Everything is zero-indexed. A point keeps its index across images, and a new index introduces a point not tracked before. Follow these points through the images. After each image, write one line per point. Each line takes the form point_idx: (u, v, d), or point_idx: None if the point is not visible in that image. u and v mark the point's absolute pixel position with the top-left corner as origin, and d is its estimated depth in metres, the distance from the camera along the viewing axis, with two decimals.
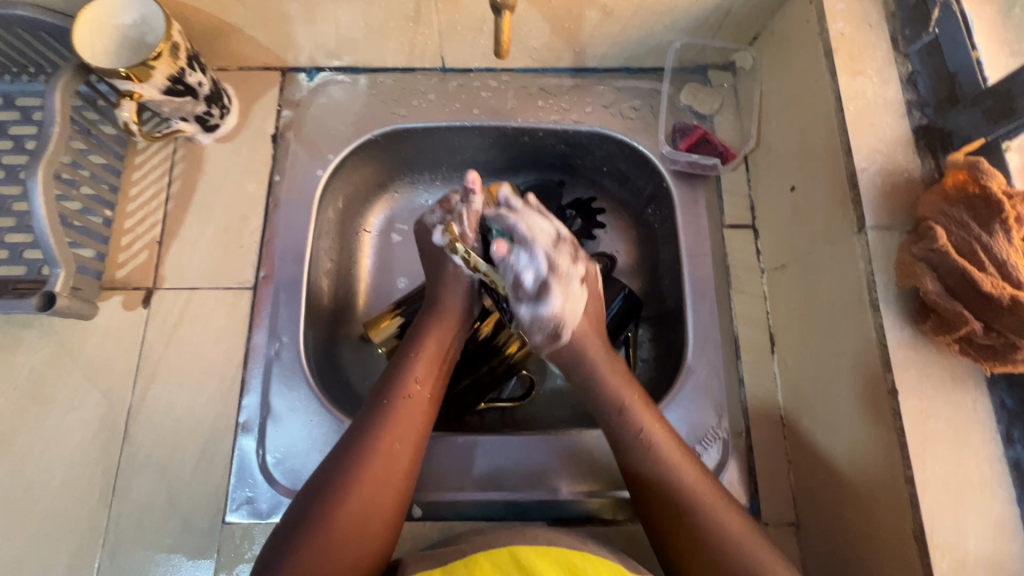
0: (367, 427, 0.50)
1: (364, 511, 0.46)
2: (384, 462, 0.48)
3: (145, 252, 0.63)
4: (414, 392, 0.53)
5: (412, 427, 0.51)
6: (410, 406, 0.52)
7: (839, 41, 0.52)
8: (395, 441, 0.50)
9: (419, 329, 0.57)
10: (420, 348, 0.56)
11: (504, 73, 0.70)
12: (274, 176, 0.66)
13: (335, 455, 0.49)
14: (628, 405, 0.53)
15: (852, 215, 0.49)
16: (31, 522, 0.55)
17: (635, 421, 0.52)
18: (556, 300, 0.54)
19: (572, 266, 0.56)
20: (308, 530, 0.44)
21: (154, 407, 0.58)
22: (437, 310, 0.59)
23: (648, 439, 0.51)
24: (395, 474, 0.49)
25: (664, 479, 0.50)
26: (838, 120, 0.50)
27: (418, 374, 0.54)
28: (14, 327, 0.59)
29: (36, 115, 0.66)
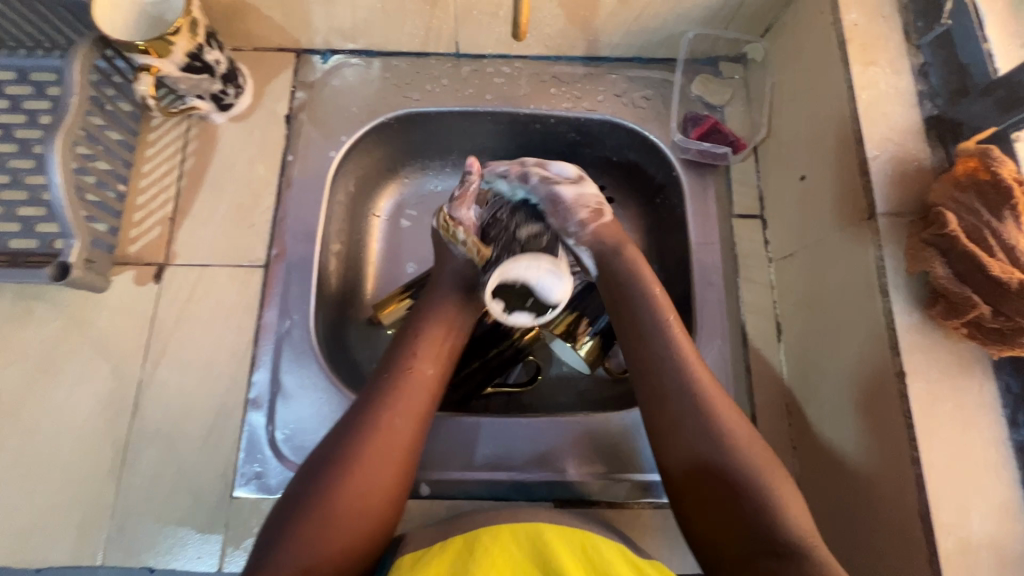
0: (370, 404, 0.50)
1: (364, 485, 0.46)
2: (384, 438, 0.48)
3: (157, 228, 0.63)
4: (417, 369, 0.53)
5: (414, 403, 0.51)
6: (413, 382, 0.52)
7: (852, 31, 0.53)
8: (398, 417, 0.49)
9: (425, 310, 0.58)
10: (425, 328, 0.56)
11: (517, 60, 0.70)
12: (287, 157, 0.66)
13: (338, 433, 0.48)
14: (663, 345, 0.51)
15: (862, 202, 0.49)
16: (39, 492, 0.55)
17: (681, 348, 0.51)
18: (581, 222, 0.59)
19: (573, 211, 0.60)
20: (308, 505, 0.44)
21: (165, 381, 0.58)
22: (442, 292, 0.59)
23: (701, 394, 0.48)
24: (397, 450, 0.48)
25: (706, 432, 0.47)
26: (850, 109, 0.51)
27: (423, 353, 0.54)
28: (25, 300, 0.59)
29: (50, 90, 0.66)
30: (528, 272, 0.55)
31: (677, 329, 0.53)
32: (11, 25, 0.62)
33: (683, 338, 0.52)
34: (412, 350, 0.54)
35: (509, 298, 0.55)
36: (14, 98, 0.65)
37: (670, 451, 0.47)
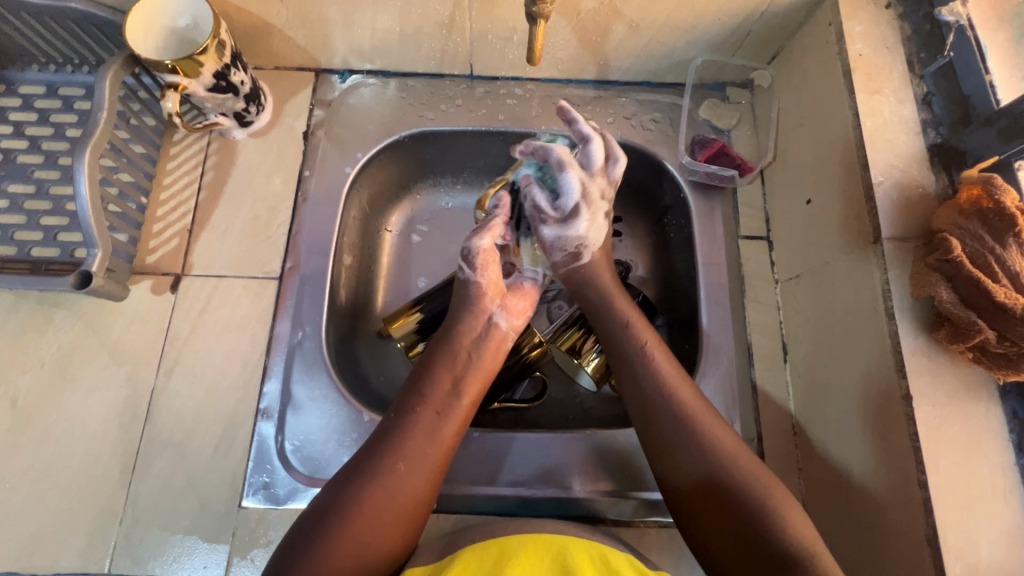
0: (381, 450, 0.50)
1: (368, 535, 0.46)
2: (390, 485, 0.48)
3: (175, 239, 0.64)
4: (427, 414, 0.53)
5: (425, 454, 0.51)
6: (428, 434, 0.52)
7: (857, 61, 0.54)
8: (409, 471, 0.49)
9: (441, 353, 0.57)
10: (446, 373, 0.55)
11: (529, 83, 0.72)
12: (304, 172, 0.68)
13: (346, 477, 0.49)
14: (660, 371, 0.54)
15: (868, 227, 0.50)
16: (51, 497, 0.55)
17: (653, 362, 0.54)
18: (583, 222, 0.62)
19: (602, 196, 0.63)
20: (314, 547, 0.44)
21: (177, 390, 0.59)
22: (463, 336, 0.58)
23: (687, 413, 0.51)
24: (402, 499, 0.48)
25: (704, 454, 0.49)
26: (856, 136, 0.52)
27: (438, 401, 0.54)
28: (44, 307, 0.61)
29: (78, 104, 0.68)
30: (603, 207, 0.63)
31: (658, 349, 0.56)
32: (43, 42, 0.64)
33: (665, 363, 0.55)
34: (426, 398, 0.54)
35: (590, 230, 0.62)
36: (43, 112, 0.68)
37: (665, 436, 0.51)
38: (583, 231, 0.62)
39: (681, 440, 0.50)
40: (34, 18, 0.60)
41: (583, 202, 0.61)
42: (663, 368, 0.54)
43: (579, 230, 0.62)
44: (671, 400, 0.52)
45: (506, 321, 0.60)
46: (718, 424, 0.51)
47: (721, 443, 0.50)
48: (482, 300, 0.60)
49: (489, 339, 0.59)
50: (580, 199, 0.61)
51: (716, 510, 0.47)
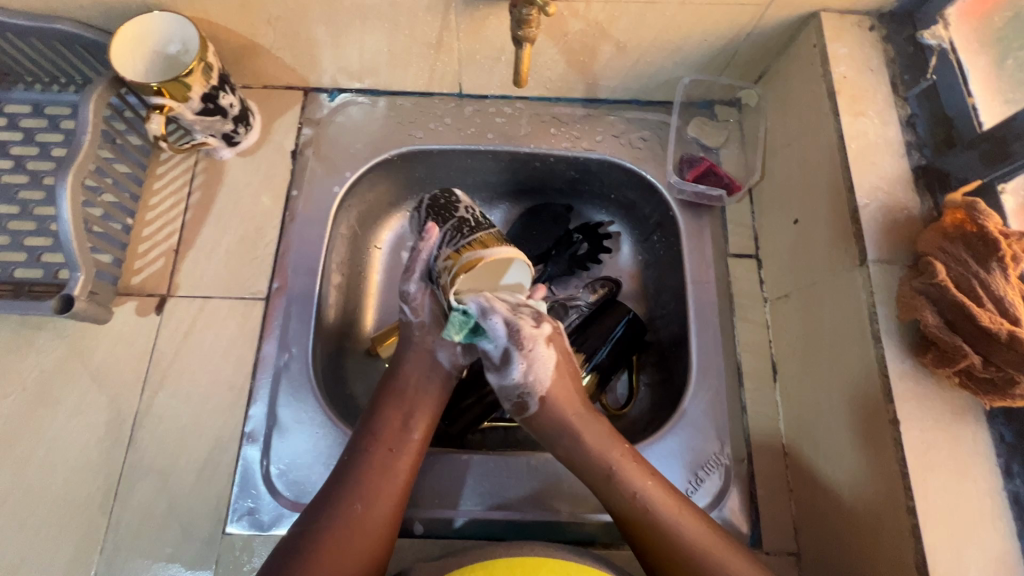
0: (337, 490, 0.51)
1: None
2: (348, 527, 0.49)
3: (161, 259, 0.64)
4: (382, 454, 0.53)
5: (380, 490, 0.52)
6: (370, 500, 0.51)
7: (841, 83, 0.55)
8: (346, 533, 0.49)
9: (389, 391, 0.58)
10: (373, 437, 0.54)
11: (519, 101, 0.72)
12: (292, 191, 0.67)
13: (306, 522, 0.50)
14: (615, 466, 0.53)
15: (853, 249, 0.50)
16: (29, 525, 0.54)
17: (589, 442, 0.54)
18: (520, 366, 0.55)
19: (533, 329, 0.55)
20: None
21: (161, 412, 0.58)
22: (404, 382, 0.58)
23: (640, 492, 0.51)
24: (362, 536, 0.49)
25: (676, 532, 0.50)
26: (841, 157, 0.53)
27: (375, 467, 0.52)
28: (26, 329, 0.60)
29: (64, 123, 0.68)
30: (539, 339, 0.55)
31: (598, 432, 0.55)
32: (29, 61, 0.64)
33: (618, 451, 0.54)
34: (354, 460, 0.53)
35: (529, 372, 0.55)
36: (28, 131, 0.67)
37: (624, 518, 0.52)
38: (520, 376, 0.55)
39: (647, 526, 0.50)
40: (18, 39, 0.60)
41: (513, 348, 0.54)
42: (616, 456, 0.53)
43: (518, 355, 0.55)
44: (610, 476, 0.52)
45: (450, 360, 0.60)
46: (672, 498, 0.52)
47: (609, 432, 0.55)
48: (424, 341, 0.59)
49: (430, 371, 0.59)
50: (509, 345, 0.54)
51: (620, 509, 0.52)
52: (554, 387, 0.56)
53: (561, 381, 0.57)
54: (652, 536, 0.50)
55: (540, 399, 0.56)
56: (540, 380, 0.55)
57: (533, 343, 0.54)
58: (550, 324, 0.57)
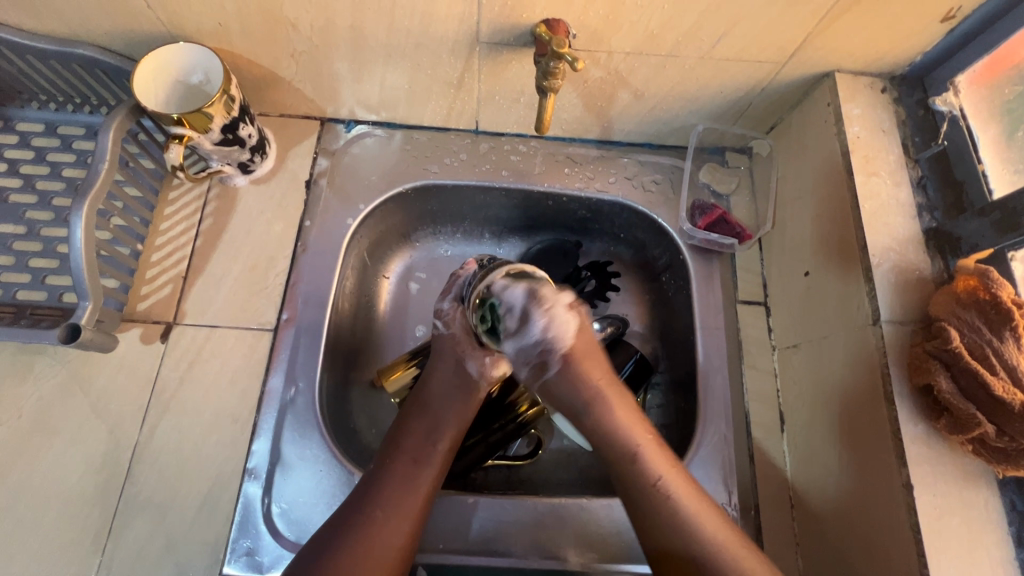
0: (359, 500, 0.50)
1: None
2: (369, 535, 0.48)
3: (169, 286, 0.63)
4: (404, 462, 0.53)
5: (403, 501, 0.50)
6: (389, 514, 0.49)
7: (855, 143, 0.56)
8: (365, 542, 0.47)
9: (414, 405, 0.58)
10: (399, 448, 0.54)
11: (534, 140, 0.73)
12: (304, 221, 0.67)
13: (329, 527, 0.49)
14: (641, 453, 0.52)
15: (866, 307, 0.51)
16: (18, 560, 0.52)
17: (618, 426, 0.54)
18: (539, 326, 0.53)
19: (553, 292, 0.54)
20: None
21: (162, 444, 0.57)
22: (429, 394, 0.58)
23: (666, 484, 0.50)
24: (382, 547, 0.48)
25: (694, 527, 0.48)
26: (855, 216, 0.54)
27: (395, 477, 0.52)
28: (26, 354, 0.58)
29: (77, 143, 0.68)
30: (561, 302, 0.55)
31: (629, 417, 0.54)
32: (46, 82, 0.64)
33: (647, 440, 0.53)
34: (381, 468, 0.53)
35: (548, 330, 0.54)
36: (40, 150, 0.67)
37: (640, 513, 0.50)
38: (537, 338, 0.54)
39: (663, 519, 0.49)
40: (37, 61, 0.60)
41: (532, 306, 0.53)
42: (644, 444, 0.53)
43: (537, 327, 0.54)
44: (635, 460, 0.52)
45: (477, 368, 0.59)
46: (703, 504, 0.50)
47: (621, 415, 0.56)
48: (454, 350, 0.59)
49: (459, 379, 0.59)
50: (528, 305, 0.53)
51: (630, 482, 0.51)
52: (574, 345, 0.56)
53: (590, 366, 0.56)
54: (673, 536, 0.48)
55: (556, 362, 0.55)
56: (557, 341, 0.55)
57: (555, 311, 0.54)
58: (575, 296, 0.57)
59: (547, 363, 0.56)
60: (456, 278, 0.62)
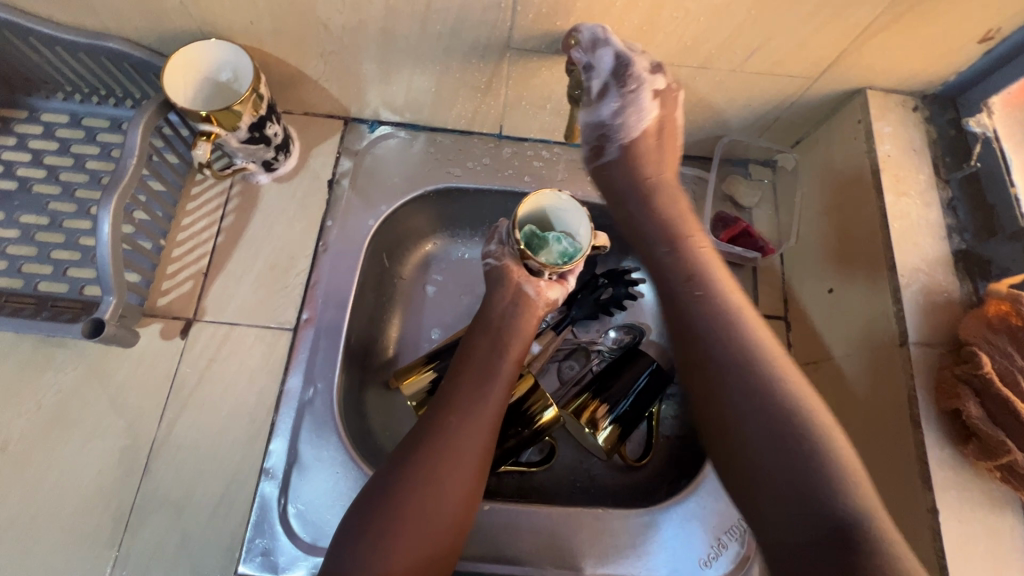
0: (434, 410, 0.53)
1: (433, 493, 0.48)
2: (447, 440, 0.50)
3: (189, 282, 0.63)
4: (475, 371, 0.55)
5: (475, 409, 0.52)
6: (466, 433, 0.51)
7: (885, 161, 0.56)
8: (446, 446, 0.50)
9: (478, 321, 0.60)
10: (467, 360, 0.56)
11: (557, 146, 0.73)
12: (326, 221, 0.67)
13: (412, 435, 0.51)
14: (742, 324, 0.50)
15: (894, 328, 0.51)
16: (35, 552, 0.52)
17: (697, 264, 0.54)
18: (614, 103, 0.56)
19: (647, 72, 0.54)
20: (383, 509, 0.47)
21: (179, 440, 0.57)
22: (494, 308, 0.59)
23: (755, 346, 0.48)
24: (462, 452, 0.50)
25: (754, 371, 0.47)
26: (884, 235, 0.53)
27: (467, 393, 0.53)
28: (46, 346, 0.58)
29: (101, 136, 0.67)
30: (649, 84, 0.55)
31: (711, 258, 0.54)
32: (74, 74, 0.64)
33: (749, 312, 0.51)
34: (453, 380, 0.55)
35: (624, 111, 0.57)
36: (64, 141, 0.67)
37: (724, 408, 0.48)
38: (608, 113, 0.58)
39: (747, 417, 0.46)
40: (67, 53, 0.60)
41: (613, 84, 0.55)
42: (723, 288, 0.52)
43: (613, 104, 0.57)
44: (738, 354, 0.48)
45: (535, 288, 0.59)
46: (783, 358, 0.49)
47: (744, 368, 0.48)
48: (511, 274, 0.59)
49: (518, 302, 0.59)
50: (610, 81, 0.54)
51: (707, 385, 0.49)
52: (643, 137, 0.59)
53: (675, 215, 0.58)
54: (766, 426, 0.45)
55: (619, 145, 0.59)
56: (629, 127, 0.58)
57: (640, 87, 0.55)
58: (664, 78, 0.56)
59: (605, 145, 0.60)
60: (496, 228, 0.63)
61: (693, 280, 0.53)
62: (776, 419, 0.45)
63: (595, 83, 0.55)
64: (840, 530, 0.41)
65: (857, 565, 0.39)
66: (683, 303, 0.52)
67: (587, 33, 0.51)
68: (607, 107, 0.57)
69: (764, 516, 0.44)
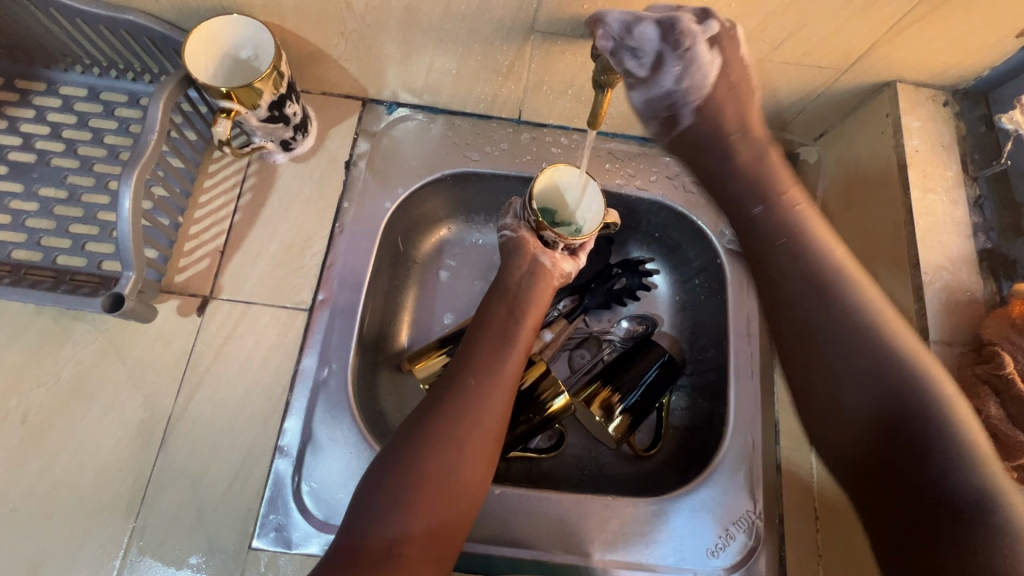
0: (454, 372, 0.53)
1: (452, 451, 0.48)
2: (466, 401, 0.50)
3: (206, 260, 0.63)
4: (495, 340, 0.55)
5: (493, 371, 0.53)
6: (484, 394, 0.51)
7: (913, 157, 0.55)
8: (464, 406, 0.50)
9: (495, 288, 0.59)
10: (486, 327, 0.56)
11: (576, 132, 0.72)
12: (342, 203, 0.67)
13: (431, 396, 0.52)
14: (842, 273, 0.48)
15: (914, 325, 0.50)
16: (55, 520, 0.53)
17: (786, 214, 0.52)
18: (674, 69, 0.50)
19: (697, 25, 0.47)
20: (401, 465, 0.47)
21: (196, 415, 0.58)
22: (512, 275, 0.59)
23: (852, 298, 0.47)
24: (481, 411, 0.50)
25: (851, 322, 0.46)
26: (908, 232, 0.53)
27: (485, 357, 0.54)
28: (65, 320, 0.59)
29: (119, 110, 0.67)
30: (699, 36, 0.47)
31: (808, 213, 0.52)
32: (93, 47, 0.63)
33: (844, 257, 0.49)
34: (474, 345, 0.55)
35: (687, 73, 0.51)
36: (82, 115, 0.66)
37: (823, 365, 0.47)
38: (670, 80, 0.52)
39: (841, 370, 0.46)
40: (86, 25, 0.59)
41: (667, 51, 0.49)
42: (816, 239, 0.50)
43: (673, 68, 0.51)
44: (833, 308, 0.47)
45: (548, 260, 0.60)
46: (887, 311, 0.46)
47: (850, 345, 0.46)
48: (527, 245, 0.59)
49: (534, 270, 0.59)
50: (663, 48, 0.49)
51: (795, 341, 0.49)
52: (715, 89, 0.52)
53: (770, 166, 0.55)
54: (864, 382, 0.44)
55: (693, 111, 0.54)
56: (697, 86, 0.52)
57: (691, 40, 0.48)
58: (717, 22, 0.48)
59: (677, 110, 0.55)
60: (512, 203, 0.64)
61: (796, 255, 0.50)
62: (880, 396, 0.43)
63: (640, 60, 0.50)
64: (957, 508, 0.39)
65: (958, 527, 0.38)
66: (795, 281, 0.49)
67: (616, 23, 0.48)
68: (668, 73, 0.51)
69: (880, 504, 0.43)
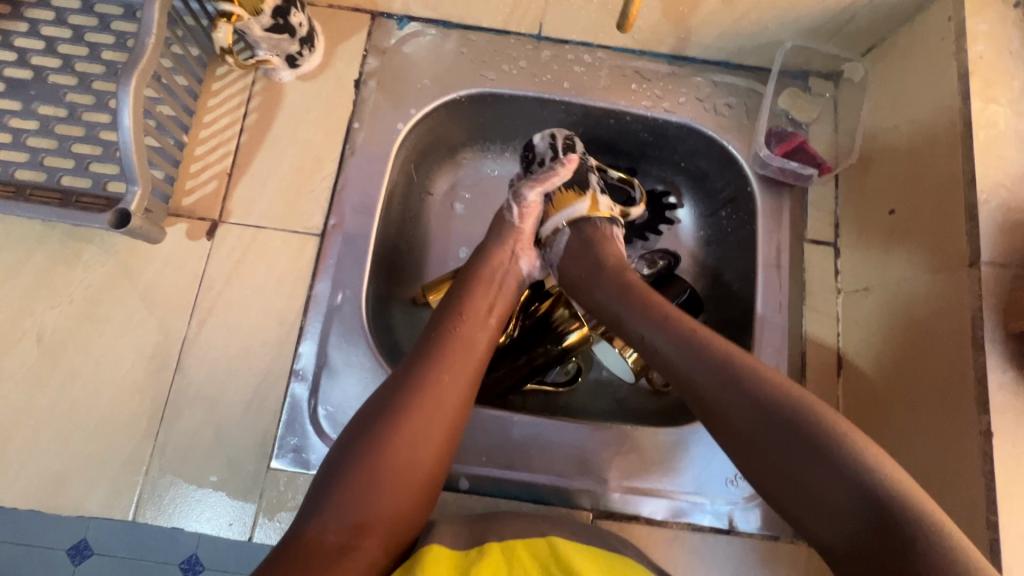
0: (422, 359, 0.50)
1: (413, 443, 0.47)
2: (434, 395, 0.48)
3: (213, 182, 0.61)
4: (465, 330, 0.53)
5: (462, 364, 0.51)
6: (449, 387, 0.49)
7: (976, 64, 0.50)
8: (431, 400, 0.48)
9: (474, 274, 0.57)
10: (460, 317, 0.54)
11: (600, 50, 0.67)
12: (353, 124, 0.64)
13: (394, 383, 0.49)
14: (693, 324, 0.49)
15: (964, 247, 0.47)
16: (76, 438, 0.54)
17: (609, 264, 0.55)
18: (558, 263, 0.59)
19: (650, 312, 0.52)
20: (362, 456, 0.45)
21: (209, 339, 0.57)
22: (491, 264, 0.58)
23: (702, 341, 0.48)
24: (448, 405, 0.49)
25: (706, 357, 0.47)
26: (965, 147, 0.48)
27: (456, 353, 0.51)
28: (74, 241, 0.58)
29: (115, 24, 0.63)
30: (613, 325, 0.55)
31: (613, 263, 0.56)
32: None
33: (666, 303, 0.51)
34: (445, 333, 0.52)
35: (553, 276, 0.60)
36: (77, 29, 0.63)
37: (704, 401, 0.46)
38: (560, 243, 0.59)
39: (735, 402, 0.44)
40: None
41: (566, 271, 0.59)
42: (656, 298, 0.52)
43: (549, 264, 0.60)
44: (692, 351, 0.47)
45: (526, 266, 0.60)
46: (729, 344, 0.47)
47: (765, 430, 0.42)
48: (513, 238, 0.59)
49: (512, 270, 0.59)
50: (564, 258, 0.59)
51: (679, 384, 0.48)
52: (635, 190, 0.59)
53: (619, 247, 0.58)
54: (746, 409, 0.43)
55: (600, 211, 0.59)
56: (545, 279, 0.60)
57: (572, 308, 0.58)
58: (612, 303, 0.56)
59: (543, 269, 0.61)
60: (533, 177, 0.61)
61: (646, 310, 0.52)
62: (775, 424, 0.42)
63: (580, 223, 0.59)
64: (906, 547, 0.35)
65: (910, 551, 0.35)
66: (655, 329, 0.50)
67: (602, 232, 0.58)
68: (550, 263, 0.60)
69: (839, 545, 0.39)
